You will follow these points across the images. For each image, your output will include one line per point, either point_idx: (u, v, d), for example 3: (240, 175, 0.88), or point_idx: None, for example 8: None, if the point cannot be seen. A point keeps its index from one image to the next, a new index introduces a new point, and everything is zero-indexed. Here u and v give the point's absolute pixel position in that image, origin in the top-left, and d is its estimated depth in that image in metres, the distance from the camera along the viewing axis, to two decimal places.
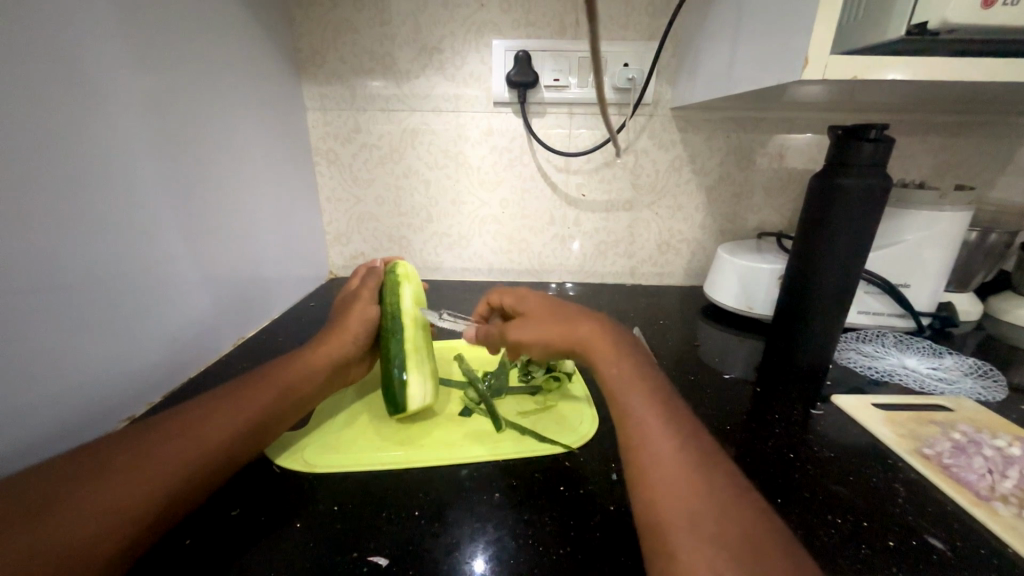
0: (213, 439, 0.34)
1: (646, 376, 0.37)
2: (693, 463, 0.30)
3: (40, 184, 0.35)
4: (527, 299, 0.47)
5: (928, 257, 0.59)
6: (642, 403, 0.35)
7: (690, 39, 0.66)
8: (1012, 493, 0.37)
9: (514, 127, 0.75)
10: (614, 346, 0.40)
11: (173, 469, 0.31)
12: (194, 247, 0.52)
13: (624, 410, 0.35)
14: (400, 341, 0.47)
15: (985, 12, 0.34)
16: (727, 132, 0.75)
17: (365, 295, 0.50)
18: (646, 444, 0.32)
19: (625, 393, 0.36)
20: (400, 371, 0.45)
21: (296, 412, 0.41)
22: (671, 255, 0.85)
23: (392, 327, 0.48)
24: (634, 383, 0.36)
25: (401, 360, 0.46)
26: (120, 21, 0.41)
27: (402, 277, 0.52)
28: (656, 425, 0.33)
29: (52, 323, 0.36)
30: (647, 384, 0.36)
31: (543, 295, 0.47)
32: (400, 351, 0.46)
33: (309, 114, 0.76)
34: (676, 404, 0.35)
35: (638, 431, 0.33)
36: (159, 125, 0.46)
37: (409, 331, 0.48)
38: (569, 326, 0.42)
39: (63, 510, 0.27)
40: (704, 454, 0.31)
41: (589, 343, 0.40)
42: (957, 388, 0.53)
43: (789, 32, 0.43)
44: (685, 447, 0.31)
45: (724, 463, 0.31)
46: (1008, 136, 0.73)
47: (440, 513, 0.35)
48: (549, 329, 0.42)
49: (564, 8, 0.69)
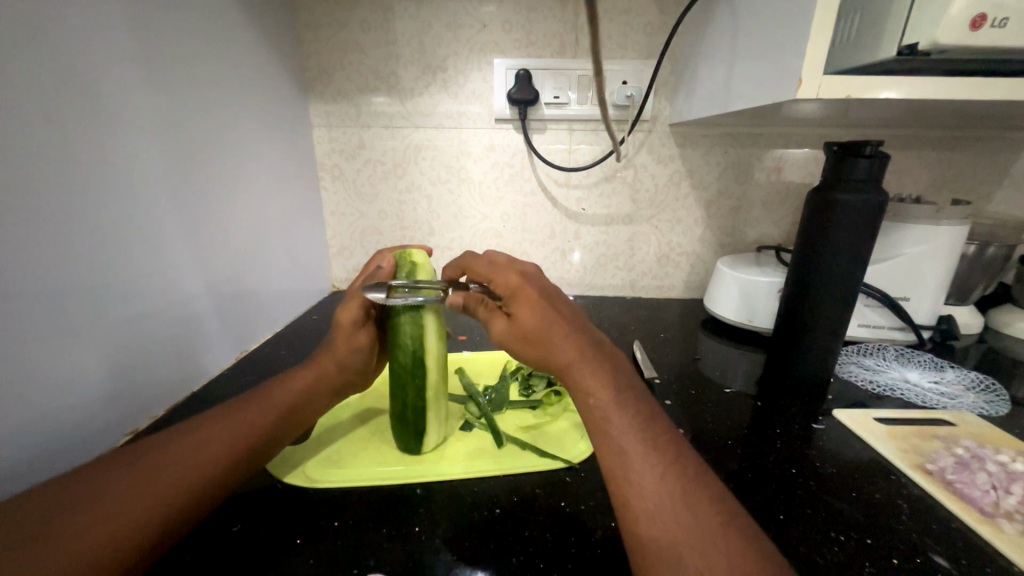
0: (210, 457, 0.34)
1: (628, 396, 0.36)
2: (679, 495, 0.30)
3: (47, 201, 0.35)
4: (523, 290, 0.40)
5: (927, 271, 0.59)
6: (625, 430, 0.33)
7: (688, 57, 0.68)
8: (1017, 509, 0.37)
9: (515, 143, 0.76)
10: (595, 365, 0.37)
11: (169, 487, 0.31)
12: (200, 262, 0.52)
13: (605, 436, 0.34)
14: (421, 386, 0.42)
15: (974, 33, 0.35)
16: (725, 148, 0.76)
17: (346, 320, 0.44)
18: (629, 473, 0.32)
19: (607, 419, 0.34)
20: (417, 424, 0.42)
21: (293, 431, 0.41)
22: (671, 268, 0.85)
23: (410, 363, 0.41)
24: (616, 406, 0.35)
25: (420, 413, 0.42)
26: (132, 46, 0.43)
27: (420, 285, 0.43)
28: (640, 455, 0.32)
29: (57, 339, 0.37)
30: (630, 406, 0.35)
31: (538, 289, 0.40)
32: (422, 396, 0.42)
33: (314, 131, 0.77)
34: (659, 426, 0.35)
35: (622, 461, 0.32)
36: (167, 143, 0.48)
37: (431, 368, 0.43)
38: (552, 338, 0.37)
39: (74, 524, 0.27)
40: (689, 482, 0.31)
41: (571, 362, 0.37)
42: (960, 402, 0.52)
43: (783, 54, 0.44)
44: (671, 476, 0.31)
45: (709, 488, 0.31)
46: (1003, 151, 0.74)
47: (441, 530, 0.35)
48: (535, 344, 0.38)
49: (564, 28, 0.70)
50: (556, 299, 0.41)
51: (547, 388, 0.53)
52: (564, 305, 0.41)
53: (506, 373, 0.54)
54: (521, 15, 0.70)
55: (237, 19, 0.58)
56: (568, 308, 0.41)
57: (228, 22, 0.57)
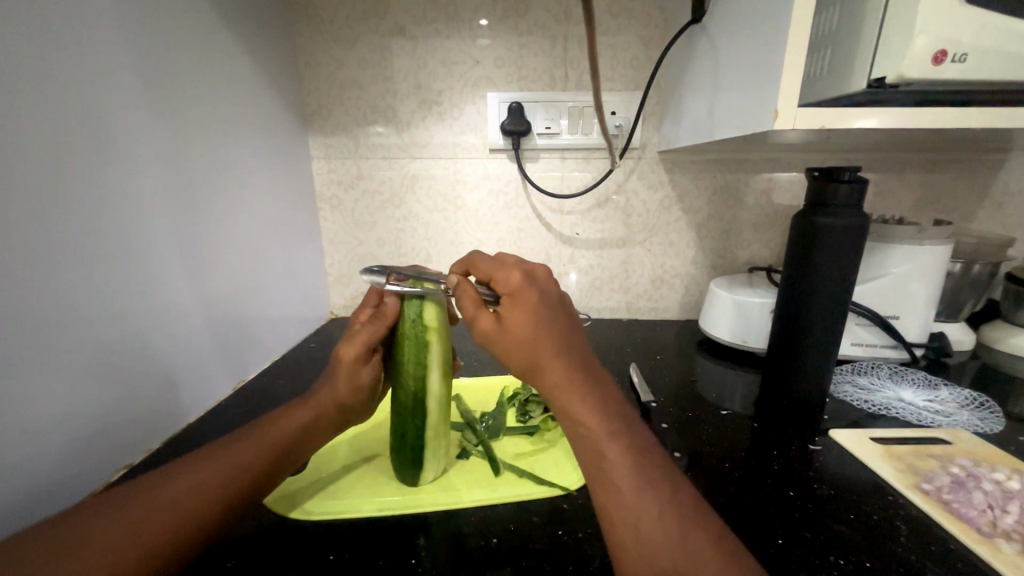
0: (203, 498, 0.33)
1: (622, 427, 0.35)
2: (674, 534, 0.30)
3: (54, 240, 0.37)
4: (521, 297, 0.38)
5: (915, 289, 0.60)
6: (618, 464, 0.33)
7: (673, 88, 0.71)
8: (1014, 529, 0.37)
9: (509, 172, 0.79)
10: (586, 393, 0.36)
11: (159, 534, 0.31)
12: (200, 293, 0.54)
13: (598, 470, 0.34)
14: (420, 426, 0.42)
15: (936, 67, 0.37)
16: (713, 173, 0.79)
17: (349, 356, 0.43)
18: (623, 510, 0.32)
19: (601, 453, 0.34)
20: (414, 460, 0.42)
21: (288, 469, 0.40)
22: (666, 290, 0.86)
23: (411, 403, 0.42)
24: (610, 439, 0.34)
25: (418, 451, 0.42)
26: (141, 91, 0.45)
27: (429, 329, 0.42)
28: (634, 492, 0.32)
29: (59, 375, 0.37)
30: (623, 439, 0.35)
31: (538, 296, 0.38)
32: (420, 434, 0.42)
33: (314, 163, 0.79)
34: (653, 457, 0.35)
35: (616, 497, 0.32)
36: (171, 181, 0.49)
37: (432, 410, 0.42)
38: (542, 356, 0.36)
39: (69, 563, 0.27)
40: (684, 517, 0.31)
41: (560, 388, 0.36)
42: (955, 420, 0.53)
43: (760, 87, 0.46)
44: (666, 513, 0.31)
45: (705, 523, 0.31)
46: (981, 172, 0.76)
47: (437, 561, 0.35)
48: (522, 356, 0.36)
49: (554, 63, 0.74)
50: (557, 309, 0.39)
51: (543, 413, 0.53)
52: (564, 318, 0.39)
53: (502, 399, 0.54)
54: (512, 51, 0.73)
55: (241, 60, 0.61)
56: (570, 321, 0.40)
57: (232, 65, 0.59)
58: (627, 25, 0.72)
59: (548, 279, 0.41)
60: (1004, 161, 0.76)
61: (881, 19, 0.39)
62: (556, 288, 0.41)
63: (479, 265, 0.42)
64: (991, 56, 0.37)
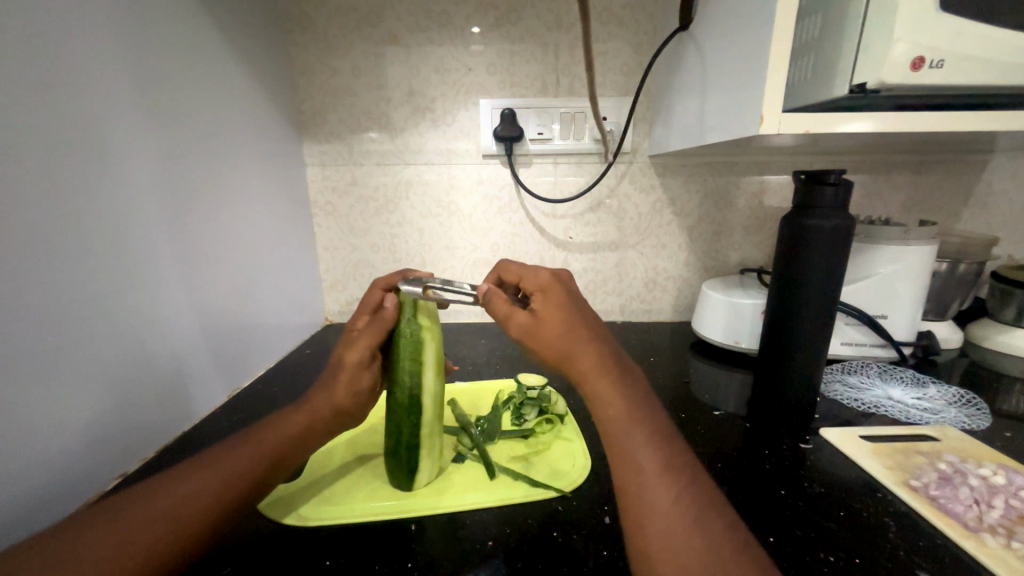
0: (192, 509, 0.33)
1: (648, 412, 0.36)
2: (690, 515, 0.31)
3: (49, 251, 0.37)
4: (551, 296, 0.40)
5: (903, 289, 0.61)
6: (641, 444, 0.34)
7: (663, 93, 0.72)
8: (1000, 523, 0.37)
9: (503, 177, 0.79)
10: (613, 379, 0.37)
11: (147, 548, 0.30)
12: (195, 302, 0.54)
13: (621, 450, 0.34)
14: (415, 425, 0.42)
15: (914, 73, 0.38)
16: (704, 176, 0.80)
17: (350, 363, 0.44)
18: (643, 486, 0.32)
19: (625, 433, 0.35)
20: (408, 462, 0.42)
21: (281, 477, 0.40)
22: (659, 292, 0.87)
23: (407, 401, 0.42)
24: (635, 421, 0.35)
25: (412, 451, 0.42)
26: (137, 102, 0.46)
27: (424, 327, 0.43)
28: (655, 471, 0.33)
29: (54, 385, 0.37)
30: (647, 423, 0.35)
31: (568, 296, 0.41)
32: (415, 434, 0.42)
33: (308, 170, 0.80)
34: (675, 444, 0.35)
35: (637, 476, 0.33)
36: (166, 190, 0.49)
37: (426, 406, 0.43)
38: (572, 342, 0.38)
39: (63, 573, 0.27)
40: (701, 500, 0.32)
41: (590, 372, 0.37)
42: (942, 417, 0.54)
43: (747, 93, 0.47)
44: (684, 496, 0.32)
45: (721, 509, 0.32)
46: (966, 173, 0.78)
47: (432, 565, 0.35)
48: (552, 342, 0.38)
49: (546, 69, 0.75)
50: (586, 308, 0.41)
51: (538, 416, 0.54)
52: (594, 314, 0.41)
53: (497, 403, 0.55)
54: (504, 58, 0.74)
55: (235, 70, 0.61)
56: (598, 319, 0.41)
57: (227, 74, 0.60)
58: (617, 32, 0.73)
59: (574, 284, 0.44)
60: (987, 163, 0.77)
61: (860, 27, 0.40)
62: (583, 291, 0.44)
63: (510, 270, 0.45)
64: (967, 61, 0.38)
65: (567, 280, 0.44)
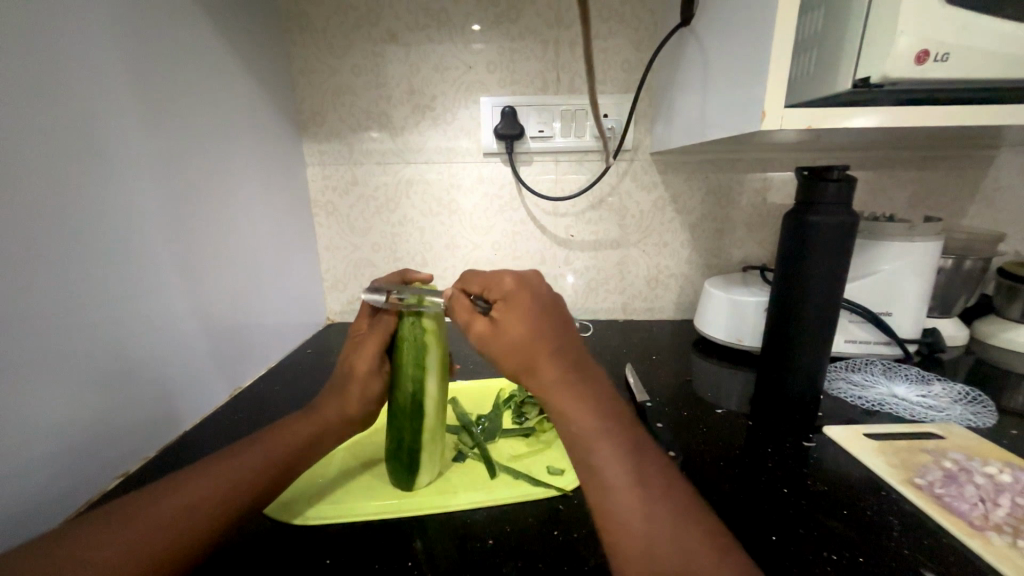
0: (193, 519, 0.33)
1: (616, 427, 0.35)
2: (667, 531, 0.31)
3: (48, 251, 0.37)
4: (515, 305, 0.37)
5: (907, 286, 0.61)
6: (611, 464, 0.33)
7: (664, 90, 0.71)
8: (1006, 521, 0.37)
9: (503, 175, 0.79)
10: (581, 393, 0.36)
11: (144, 559, 0.30)
12: (197, 301, 0.54)
13: (595, 477, 0.34)
14: (418, 428, 0.42)
15: (919, 67, 0.38)
16: (706, 173, 0.79)
17: (361, 368, 0.45)
18: (616, 504, 0.32)
19: (595, 453, 0.34)
20: (410, 463, 0.42)
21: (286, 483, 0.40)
22: (661, 290, 0.87)
23: (410, 405, 0.41)
24: (603, 439, 0.34)
25: (414, 452, 0.42)
26: (135, 102, 0.46)
27: (428, 331, 0.42)
28: (628, 490, 0.33)
29: (58, 385, 0.38)
30: (615, 436, 0.35)
31: (534, 303, 0.37)
32: (417, 436, 0.42)
33: (309, 169, 0.80)
34: (647, 454, 0.35)
35: (609, 497, 0.33)
36: (164, 189, 0.49)
37: (430, 413, 0.42)
38: (539, 362, 0.36)
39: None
40: (675, 513, 0.32)
41: (554, 391, 0.36)
42: (948, 415, 0.53)
43: (748, 88, 0.47)
44: (658, 513, 0.32)
45: (695, 516, 0.32)
46: (971, 168, 0.77)
47: (433, 563, 0.35)
48: (515, 361, 0.36)
49: (546, 67, 0.74)
50: (555, 314, 0.38)
51: (539, 415, 0.54)
52: (563, 318, 0.38)
53: (499, 402, 0.55)
54: (504, 56, 0.74)
55: (235, 69, 0.62)
56: (566, 325, 0.39)
57: (227, 74, 0.60)
58: (617, 28, 0.73)
59: (542, 284, 0.40)
60: (993, 158, 0.77)
61: (865, 20, 0.39)
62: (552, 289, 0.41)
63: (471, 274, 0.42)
64: (973, 56, 0.38)
65: (535, 280, 0.40)
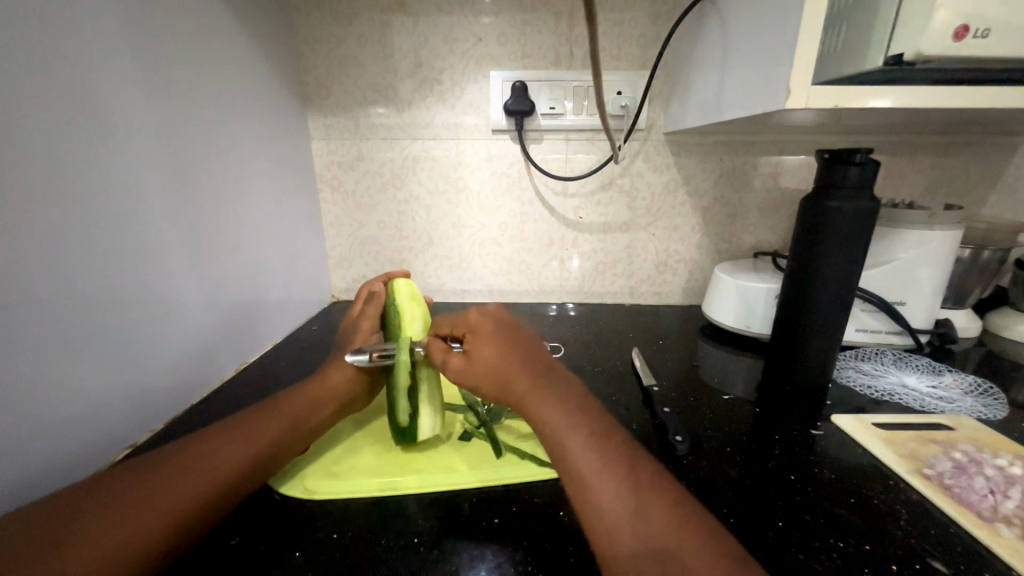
0: (214, 477, 0.34)
1: (585, 418, 0.37)
2: (633, 509, 0.31)
3: (50, 219, 0.36)
4: (481, 335, 0.44)
5: (924, 275, 0.60)
6: (579, 452, 0.34)
7: (681, 67, 0.69)
8: (1015, 514, 0.37)
9: (512, 153, 0.77)
10: (549, 391, 0.39)
11: (153, 519, 0.30)
12: (201, 275, 0.54)
13: (568, 466, 0.35)
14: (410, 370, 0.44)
15: (957, 44, 0.36)
16: (720, 156, 0.77)
17: (364, 327, 0.51)
18: (589, 486, 0.33)
19: (561, 444, 0.35)
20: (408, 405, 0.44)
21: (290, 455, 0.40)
22: (670, 275, 0.86)
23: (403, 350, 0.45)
24: (570, 431, 0.36)
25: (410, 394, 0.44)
26: (136, 66, 0.44)
27: (410, 297, 0.50)
28: (598, 471, 0.33)
29: (61, 356, 0.37)
30: (584, 425, 0.36)
31: (497, 331, 0.44)
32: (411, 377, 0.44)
33: (314, 143, 0.78)
34: (617, 444, 0.36)
35: (581, 481, 0.33)
36: (167, 159, 0.48)
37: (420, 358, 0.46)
38: (507, 373, 0.40)
39: (83, 541, 0.27)
40: (643, 491, 0.32)
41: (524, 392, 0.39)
42: (958, 406, 0.53)
43: (771, 65, 0.45)
44: (625, 491, 0.32)
45: (665, 494, 0.32)
46: (994, 156, 0.75)
47: (439, 541, 0.35)
48: (489, 380, 0.41)
49: (558, 41, 0.72)
50: (518, 339, 0.44)
51: None
52: (524, 344, 0.44)
53: None
54: (516, 28, 0.71)
55: (239, 36, 0.59)
56: (529, 346, 0.44)
57: (230, 40, 0.58)
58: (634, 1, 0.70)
59: (503, 318, 0.47)
60: (1018, 145, 0.74)
61: None
62: (515, 321, 0.48)
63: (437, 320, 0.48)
64: (1014, 33, 0.36)
65: (497, 315, 0.47)
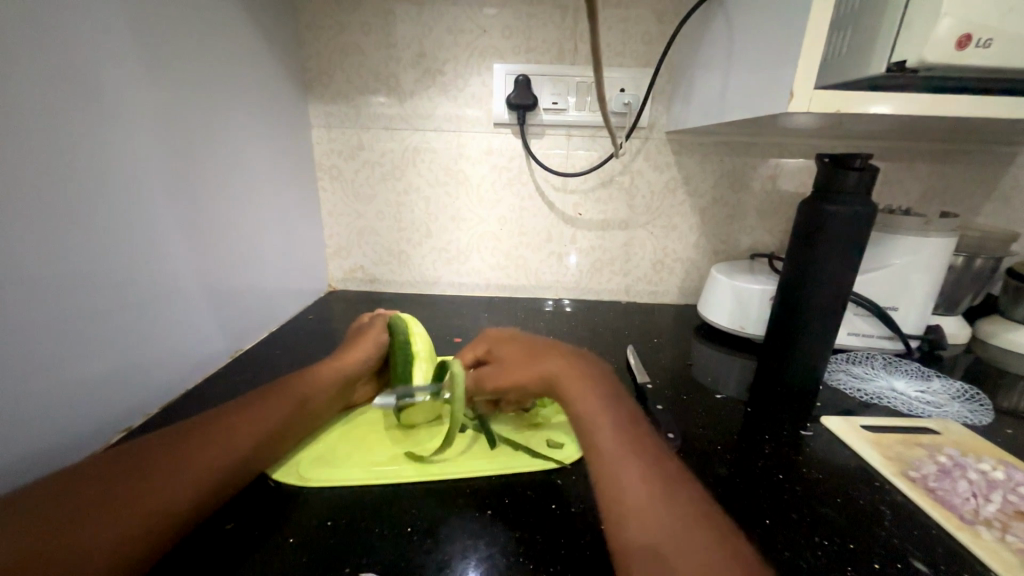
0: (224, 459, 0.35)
1: (615, 410, 0.39)
2: (653, 498, 0.31)
3: (48, 201, 0.36)
4: (517, 346, 0.48)
5: (916, 281, 0.60)
6: (606, 437, 0.36)
7: (685, 66, 0.69)
8: (995, 517, 0.38)
9: (513, 147, 0.77)
10: (584, 383, 0.41)
11: (153, 502, 0.30)
12: (198, 261, 0.53)
13: (595, 449, 0.36)
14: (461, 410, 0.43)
15: (958, 53, 0.36)
16: (721, 156, 0.77)
17: (372, 331, 0.56)
18: (614, 469, 0.34)
19: (591, 428, 0.37)
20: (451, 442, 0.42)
21: (286, 442, 0.41)
22: (666, 274, 0.86)
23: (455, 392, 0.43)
24: (602, 419, 0.38)
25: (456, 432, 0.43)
26: (135, 48, 0.43)
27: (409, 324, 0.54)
28: (623, 456, 0.34)
29: (57, 339, 0.37)
30: (614, 415, 0.38)
31: (534, 342, 0.49)
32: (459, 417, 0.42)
33: (314, 131, 0.78)
34: (642, 435, 0.37)
35: (606, 463, 0.34)
36: (167, 142, 0.48)
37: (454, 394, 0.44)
38: (544, 368, 0.44)
39: (82, 525, 0.27)
40: (666, 485, 0.32)
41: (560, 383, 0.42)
42: (945, 411, 0.54)
43: (775, 69, 0.45)
44: (648, 481, 0.32)
45: (684, 489, 0.32)
46: (992, 165, 0.76)
47: (432, 530, 0.36)
48: (528, 377, 0.44)
49: (563, 35, 0.71)
50: (554, 346, 0.48)
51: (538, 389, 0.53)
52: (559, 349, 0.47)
53: None
54: (521, 21, 0.71)
55: (241, 20, 0.59)
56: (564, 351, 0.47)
57: (231, 24, 0.57)
58: None
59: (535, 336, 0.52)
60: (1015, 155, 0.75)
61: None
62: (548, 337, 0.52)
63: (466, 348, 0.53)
64: (1016, 43, 0.36)
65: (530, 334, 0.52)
